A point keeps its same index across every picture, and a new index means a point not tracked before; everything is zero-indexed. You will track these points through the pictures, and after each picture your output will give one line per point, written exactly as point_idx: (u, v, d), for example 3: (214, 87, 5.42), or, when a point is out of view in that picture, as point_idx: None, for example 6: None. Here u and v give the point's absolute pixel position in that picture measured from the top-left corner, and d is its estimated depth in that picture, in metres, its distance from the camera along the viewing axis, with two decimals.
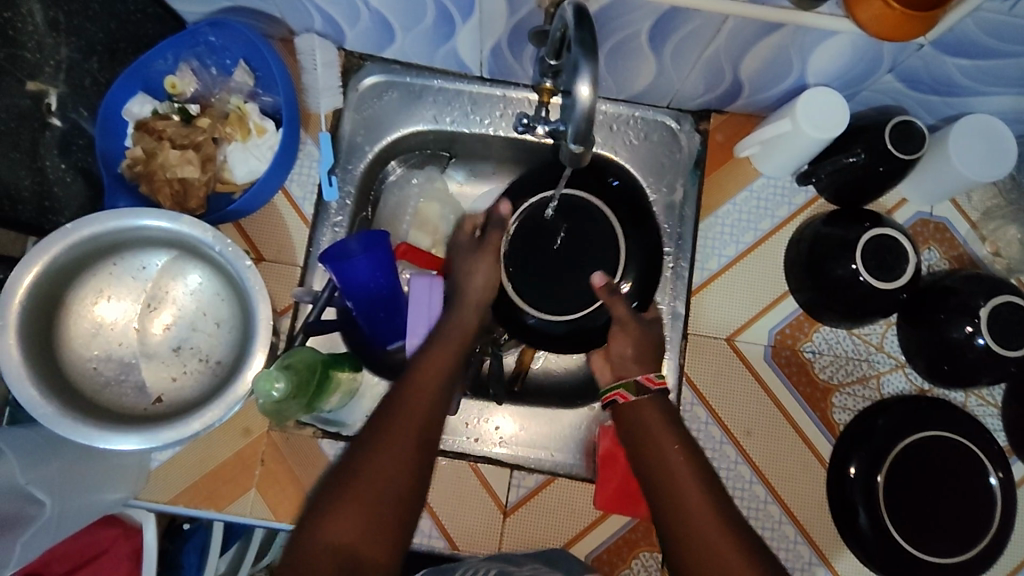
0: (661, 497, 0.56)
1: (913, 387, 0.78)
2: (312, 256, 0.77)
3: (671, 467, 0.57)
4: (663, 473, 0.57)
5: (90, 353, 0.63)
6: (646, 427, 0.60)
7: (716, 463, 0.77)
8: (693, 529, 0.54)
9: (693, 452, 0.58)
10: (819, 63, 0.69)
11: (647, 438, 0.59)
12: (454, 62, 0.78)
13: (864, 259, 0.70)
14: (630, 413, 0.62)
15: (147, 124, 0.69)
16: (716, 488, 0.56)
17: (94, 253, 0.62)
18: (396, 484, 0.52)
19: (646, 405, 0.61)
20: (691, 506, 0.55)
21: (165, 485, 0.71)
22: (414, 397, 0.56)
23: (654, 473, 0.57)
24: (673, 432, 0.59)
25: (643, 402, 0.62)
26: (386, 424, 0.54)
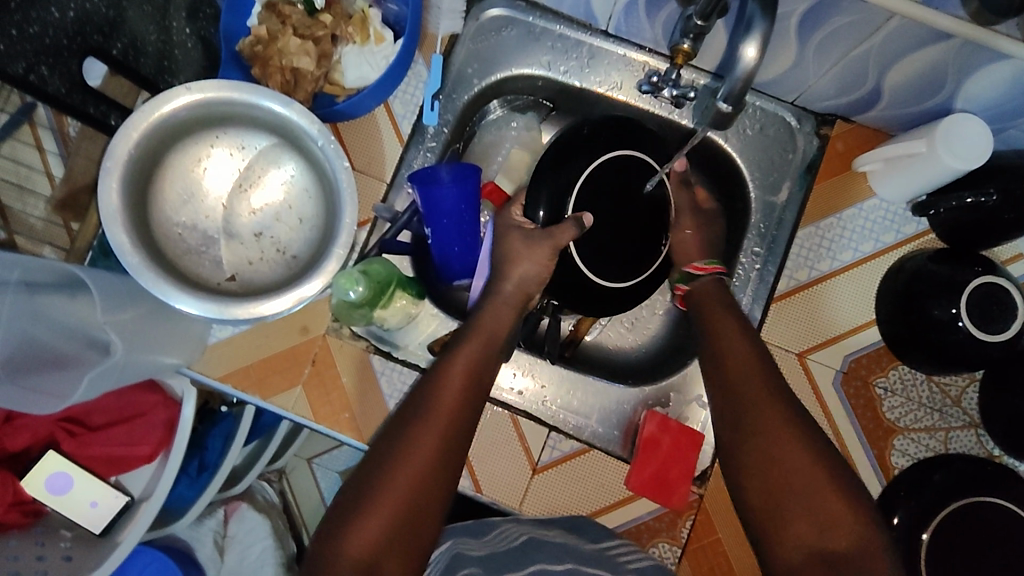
0: (717, 378, 0.63)
1: (981, 451, 0.74)
2: (401, 175, 0.76)
3: (736, 356, 0.63)
4: (722, 370, 0.63)
5: (177, 218, 0.64)
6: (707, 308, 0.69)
7: None
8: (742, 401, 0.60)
9: (759, 355, 0.63)
10: (975, 86, 0.64)
11: (718, 335, 0.66)
12: (582, 10, 0.74)
13: (968, 306, 0.65)
14: (702, 293, 0.71)
15: (275, 7, 0.69)
16: (781, 383, 0.61)
17: (201, 122, 0.63)
18: (415, 497, 0.52)
19: (720, 292, 0.70)
20: (751, 394, 0.60)
21: (217, 361, 0.72)
22: (433, 420, 0.56)
23: (718, 360, 0.64)
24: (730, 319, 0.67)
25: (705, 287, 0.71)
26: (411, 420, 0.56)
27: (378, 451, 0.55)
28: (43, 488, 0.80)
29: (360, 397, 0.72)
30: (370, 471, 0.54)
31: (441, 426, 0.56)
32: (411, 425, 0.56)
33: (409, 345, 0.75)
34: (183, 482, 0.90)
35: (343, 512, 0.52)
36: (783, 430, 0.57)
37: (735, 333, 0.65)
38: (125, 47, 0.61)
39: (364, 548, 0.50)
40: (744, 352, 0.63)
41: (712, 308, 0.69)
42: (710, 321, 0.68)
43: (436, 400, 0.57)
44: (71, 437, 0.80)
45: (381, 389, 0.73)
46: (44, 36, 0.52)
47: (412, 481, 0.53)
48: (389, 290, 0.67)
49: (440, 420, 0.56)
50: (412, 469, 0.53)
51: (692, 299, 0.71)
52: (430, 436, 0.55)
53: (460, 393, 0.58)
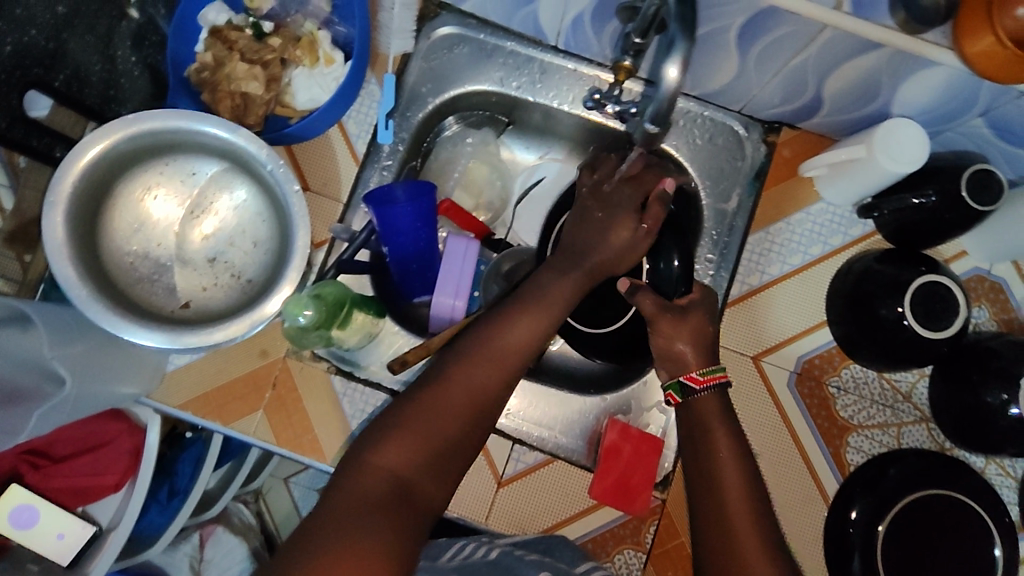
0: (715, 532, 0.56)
1: (933, 444, 0.76)
2: (357, 195, 0.76)
3: (733, 509, 0.56)
4: (717, 524, 0.56)
5: (128, 247, 0.64)
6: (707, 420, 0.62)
7: None
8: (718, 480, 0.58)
9: (754, 497, 0.57)
10: (911, 91, 0.66)
11: (714, 461, 0.59)
12: (531, 27, 0.75)
13: (913, 304, 0.67)
14: (699, 408, 0.63)
15: (221, 32, 0.69)
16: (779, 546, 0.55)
17: (149, 150, 0.63)
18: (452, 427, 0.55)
19: (719, 411, 0.63)
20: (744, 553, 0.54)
21: (176, 390, 0.72)
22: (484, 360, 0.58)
23: (711, 514, 0.57)
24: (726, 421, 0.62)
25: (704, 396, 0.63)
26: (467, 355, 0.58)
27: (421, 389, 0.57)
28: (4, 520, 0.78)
29: (323, 419, 0.73)
30: (410, 399, 0.56)
31: (491, 369, 0.58)
32: (452, 366, 0.58)
33: (372, 364, 0.75)
34: (153, 509, 0.89)
35: (382, 428, 0.54)
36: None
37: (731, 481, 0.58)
38: (68, 78, 0.61)
39: (400, 461, 0.52)
40: (740, 502, 0.57)
41: (707, 428, 0.61)
42: (711, 452, 0.60)
43: (483, 349, 0.58)
44: (34, 470, 0.79)
45: (342, 410, 0.73)
46: None
47: (449, 419, 0.55)
48: (343, 311, 0.66)
49: (488, 363, 0.58)
50: (450, 400, 0.56)
51: (688, 417, 0.64)
52: (478, 374, 0.57)
53: (514, 346, 0.59)
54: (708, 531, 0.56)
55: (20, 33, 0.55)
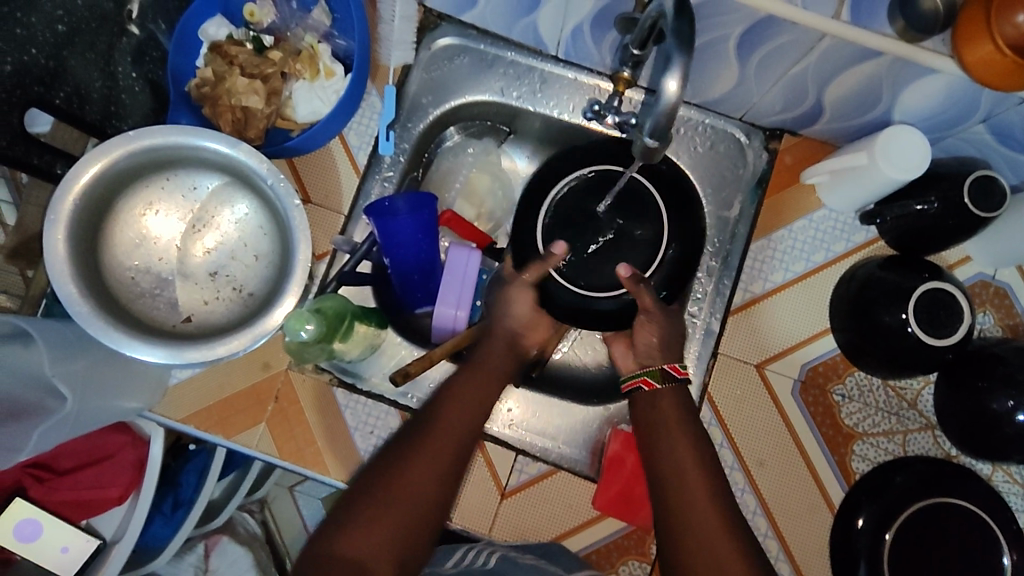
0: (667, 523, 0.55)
1: (939, 451, 0.75)
2: (358, 207, 0.76)
3: (686, 494, 0.55)
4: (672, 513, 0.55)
5: (130, 262, 0.64)
6: (663, 413, 0.62)
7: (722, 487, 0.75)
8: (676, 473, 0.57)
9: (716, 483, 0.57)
10: (911, 98, 0.66)
11: (675, 456, 0.58)
12: (531, 37, 0.75)
13: (917, 311, 0.67)
14: (652, 403, 0.63)
15: (221, 48, 0.69)
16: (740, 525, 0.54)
17: (150, 166, 0.63)
18: (410, 513, 0.52)
19: (674, 405, 0.63)
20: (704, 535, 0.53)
21: (178, 404, 0.72)
22: (429, 444, 0.56)
23: (673, 498, 0.56)
24: (684, 420, 0.62)
25: (665, 391, 0.63)
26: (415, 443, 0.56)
27: (370, 475, 0.54)
28: (9, 535, 0.78)
29: (325, 432, 0.72)
30: (365, 487, 0.53)
31: (438, 454, 0.56)
32: (400, 454, 0.55)
33: (373, 376, 0.75)
34: (158, 521, 0.89)
35: (342, 516, 0.52)
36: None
37: (688, 468, 0.57)
38: (68, 95, 0.61)
39: (367, 548, 0.49)
40: (698, 480, 0.56)
41: (663, 422, 0.61)
42: (664, 445, 0.60)
43: (433, 436, 0.57)
44: (39, 483, 0.79)
45: (346, 423, 0.73)
46: None
47: (403, 503, 0.52)
48: (345, 324, 0.66)
49: (438, 451, 0.56)
50: (406, 495, 0.53)
51: (642, 413, 0.64)
52: (430, 464, 0.55)
53: (458, 431, 0.58)
54: (665, 521, 0.55)
55: (20, 52, 0.55)
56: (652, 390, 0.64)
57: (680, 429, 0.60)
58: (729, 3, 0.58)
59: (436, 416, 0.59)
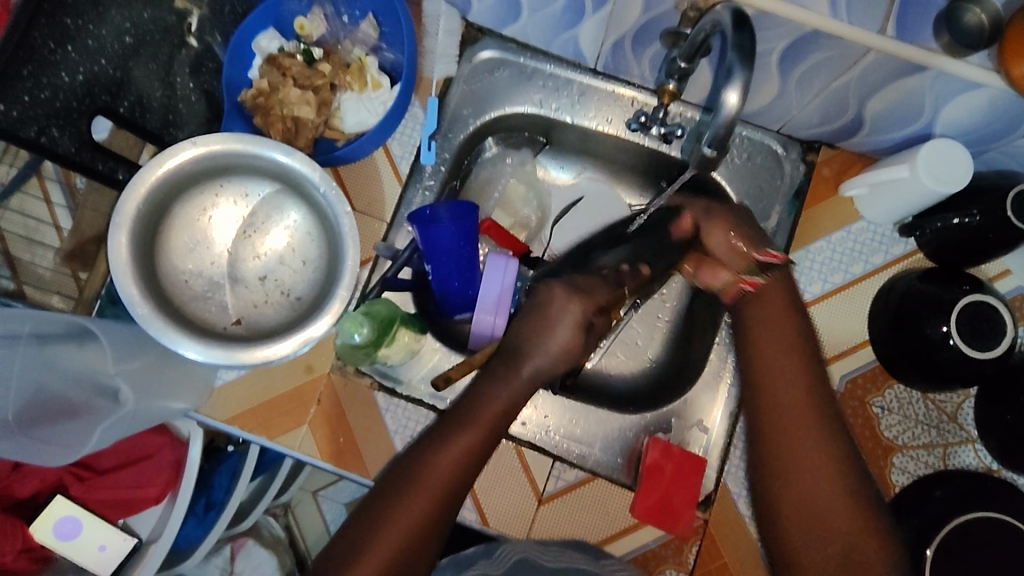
0: (766, 429, 0.59)
1: (980, 466, 0.75)
2: (401, 215, 0.78)
3: (795, 409, 0.59)
4: (771, 412, 0.59)
5: (184, 266, 0.66)
6: (772, 310, 0.65)
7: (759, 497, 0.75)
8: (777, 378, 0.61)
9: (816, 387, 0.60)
10: (952, 113, 0.66)
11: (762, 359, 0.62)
12: (572, 50, 0.77)
13: (958, 324, 0.67)
14: (752, 303, 0.66)
15: (275, 60, 0.71)
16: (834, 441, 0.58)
17: (207, 172, 0.65)
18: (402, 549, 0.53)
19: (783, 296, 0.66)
20: (796, 441, 0.58)
21: (223, 405, 0.73)
22: (427, 480, 0.56)
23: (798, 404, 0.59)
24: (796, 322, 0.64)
25: (773, 287, 0.66)
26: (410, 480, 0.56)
27: (356, 525, 0.55)
28: (49, 534, 0.79)
29: (367, 436, 0.74)
30: (363, 525, 0.54)
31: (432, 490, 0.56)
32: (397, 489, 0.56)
33: (412, 379, 0.76)
34: (191, 521, 0.89)
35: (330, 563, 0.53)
36: (824, 490, 0.55)
37: (789, 375, 0.61)
38: (132, 104, 0.63)
39: None
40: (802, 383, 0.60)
41: (759, 322, 0.64)
42: (760, 345, 0.63)
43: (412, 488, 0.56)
44: (79, 482, 0.80)
45: (386, 426, 0.74)
46: (54, 100, 0.55)
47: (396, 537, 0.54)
48: (392, 328, 0.67)
49: (427, 492, 0.56)
50: (389, 545, 0.53)
51: (740, 302, 0.67)
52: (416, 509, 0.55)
53: (449, 474, 0.57)
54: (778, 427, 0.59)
55: (91, 63, 0.58)
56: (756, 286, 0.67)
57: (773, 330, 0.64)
58: (776, 18, 0.59)
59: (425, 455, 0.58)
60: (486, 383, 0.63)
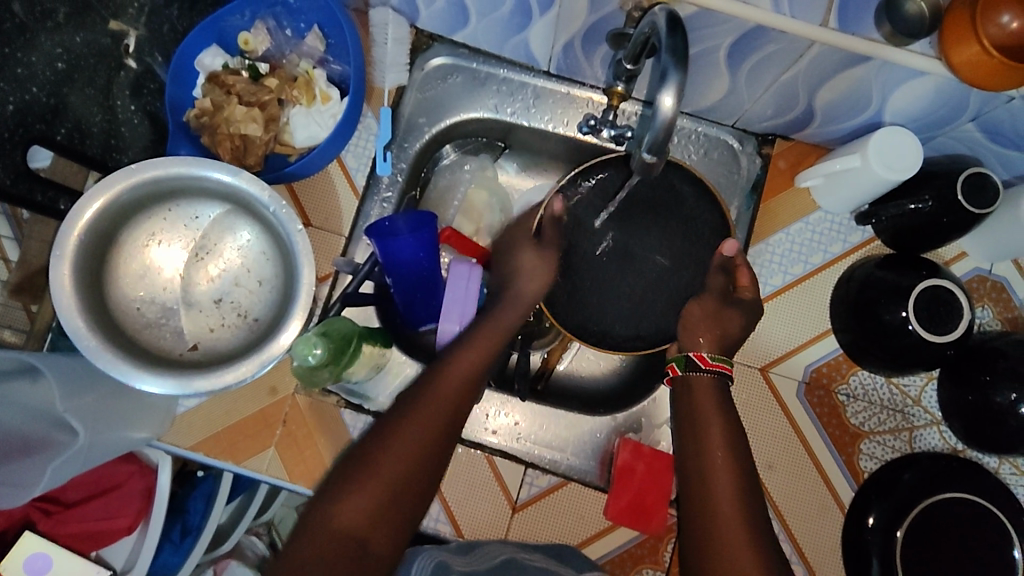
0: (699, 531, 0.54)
1: (946, 446, 0.76)
2: (359, 228, 0.77)
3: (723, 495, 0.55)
4: (707, 539, 0.52)
5: (135, 293, 0.65)
6: (699, 404, 0.62)
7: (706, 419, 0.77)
8: (705, 474, 0.56)
9: (743, 472, 0.57)
10: (899, 101, 0.67)
11: (700, 450, 0.58)
12: (523, 54, 0.76)
13: (916, 309, 0.67)
14: (688, 396, 0.64)
15: (218, 77, 0.70)
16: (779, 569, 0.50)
17: (153, 196, 0.64)
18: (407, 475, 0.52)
19: (710, 392, 0.63)
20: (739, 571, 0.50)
21: (187, 431, 0.72)
22: (423, 406, 0.56)
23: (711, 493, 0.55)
24: (721, 410, 0.61)
25: (701, 380, 0.64)
26: (409, 411, 0.55)
27: (348, 462, 0.53)
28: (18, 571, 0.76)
29: (336, 455, 0.73)
30: (362, 455, 0.52)
31: (431, 416, 0.55)
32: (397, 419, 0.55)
33: (379, 396, 0.75)
34: (166, 549, 0.86)
35: (324, 495, 0.51)
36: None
37: (721, 491, 0.55)
38: (70, 131, 0.62)
39: (358, 518, 0.49)
40: (725, 473, 0.56)
41: (699, 420, 0.61)
42: (699, 450, 0.59)
43: (422, 405, 0.56)
44: (47, 516, 0.78)
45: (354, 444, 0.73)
46: None
47: (404, 458, 0.52)
48: (352, 345, 0.66)
49: (424, 424, 0.55)
50: (392, 472, 0.51)
51: (680, 398, 0.65)
52: (419, 425, 0.54)
53: (451, 392, 0.57)
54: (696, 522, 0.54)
55: (22, 91, 0.57)
56: (681, 379, 0.65)
57: (716, 438, 0.59)
58: (717, 15, 0.59)
59: (403, 412, 0.55)
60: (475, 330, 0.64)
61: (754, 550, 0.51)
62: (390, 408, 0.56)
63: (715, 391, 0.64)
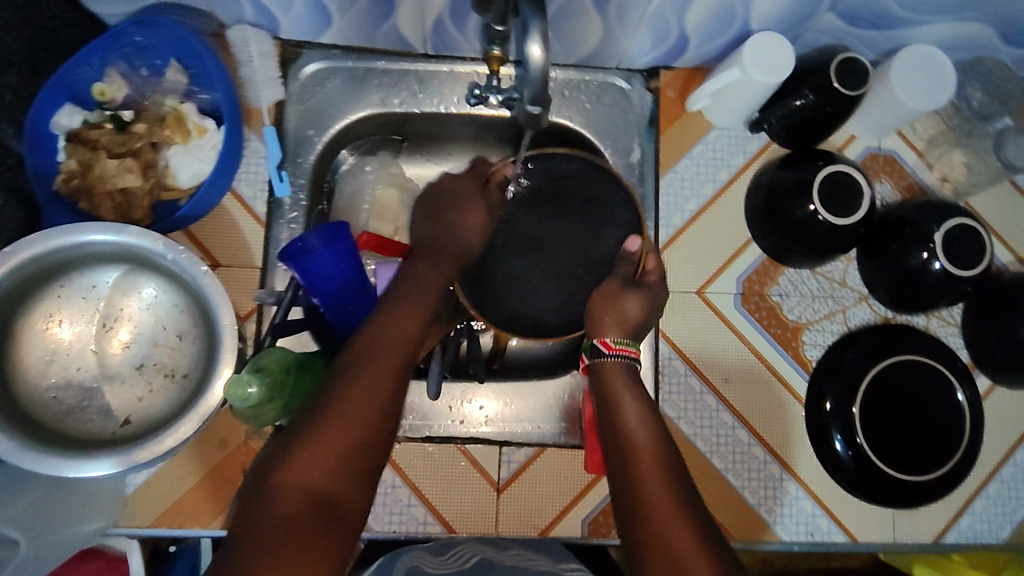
0: (630, 504, 0.51)
1: (878, 317, 0.80)
2: (272, 256, 0.74)
3: (645, 466, 0.52)
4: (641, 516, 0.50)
5: (47, 382, 0.61)
6: (610, 386, 0.58)
7: (667, 378, 0.78)
8: (625, 442, 0.54)
9: (664, 444, 0.54)
10: (762, 8, 0.69)
11: (618, 426, 0.55)
12: (396, 41, 0.75)
13: (822, 199, 0.71)
14: (607, 370, 0.59)
15: (80, 135, 0.66)
16: (705, 526, 0.50)
17: (38, 276, 0.60)
18: (371, 419, 0.51)
19: (629, 382, 0.58)
20: (665, 536, 0.49)
21: (144, 509, 0.69)
22: (379, 354, 0.53)
23: (628, 464, 0.53)
24: (633, 386, 0.58)
25: (609, 365, 0.59)
26: (364, 357, 0.53)
27: (310, 407, 0.51)
28: None
29: None
30: (319, 404, 0.51)
31: (387, 364, 0.53)
32: (353, 361, 0.53)
33: None
34: None
35: (283, 447, 0.49)
36: (684, 540, 0.48)
37: (664, 502, 0.50)
38: None
39: (318, 470, 0.48)
40: (647, 447, 0.53)
41: (615, 408, 0.56)
42: (621, 436, 0.55)
43: (375, 350, 0.54)
44: None
45: None
46: None
47: (364, 401, 0.51)
48: (292, 375, 0.63)
49: (380, 370, 0.53)
50: (355, 414, 0.50)
51: (599, 376, 0.60)
52: (372, 382, 0.52)
53: (404, 346, 0.55)
54: (626, 500, 0.51)
55: None
56: (593, 364, 0.60)
57: (643, 430, 0.54)
58: None
59: (359, 353, 0.53)
60: (418, 267, 0.62)
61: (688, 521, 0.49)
62: (344, 355, 0.54)
63: (623, 371, 0.59)
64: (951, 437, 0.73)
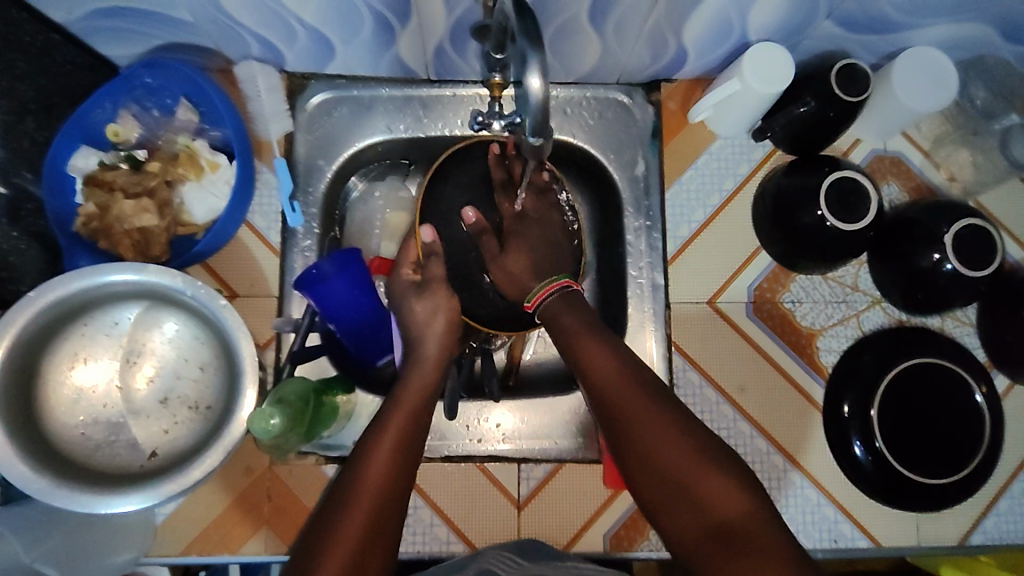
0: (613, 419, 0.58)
1: (891, 320, 0.80)
2: (288, 284, 0.76)
3: (613, 385, 0.58)
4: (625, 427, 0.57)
5: (76, 419, 0.62)
6: (565, 326, 0.64)
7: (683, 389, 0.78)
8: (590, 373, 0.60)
9: (624, 362, 0.60)
10: (758, 18, 0.70)
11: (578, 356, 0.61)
12: (399, 68, 0.77)
13: (829, 205, 0.71)
14: (562, 311, 0.65)
15: (96, 177, 0.68)
16: (686, 422, 0.56)
17: (63, 317, 0.61)
18: (372, 525, 0.52)
19: (582, 322, 0.63)
20: (656, 445, 0.55)
21: (174, 537, 0.70)
22: (372, 463, 0.55)
23: (601, 386, 0.59)
24: (583, 321, 0.63)
25: (555, 306, 0.65)
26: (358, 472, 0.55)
27: (315, 529, 0.53)
28: None
29: None
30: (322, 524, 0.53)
31: (380, 467, 0.55)
32: (350, 478, 0.54)
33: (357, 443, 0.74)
34: None
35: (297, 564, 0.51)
36: (678, 446, 0.55)
37: (646, 417, 0.56)
38: None
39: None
40: (613, 368, 0.59)
41: (575, 345, 0.61)
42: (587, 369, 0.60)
43: (367, 463, 0.55)
44: None
45: None
46: None
47: (361, 516, 0.52)
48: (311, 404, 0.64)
49: (374, 481, 0.54)
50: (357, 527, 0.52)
51: (553, 318, 0.65)
52: (368, 497, 0.53)
53: (394, 454, 0.56)
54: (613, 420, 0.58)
55: None
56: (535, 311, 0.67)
57: (601, 355, 0.60)
58: None
59: (354, 467, 0.55)
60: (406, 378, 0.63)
61: (673, 423, 0.56)
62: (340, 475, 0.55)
63: (568, 305, 0.65)
64: (973, 440, 0.72)
